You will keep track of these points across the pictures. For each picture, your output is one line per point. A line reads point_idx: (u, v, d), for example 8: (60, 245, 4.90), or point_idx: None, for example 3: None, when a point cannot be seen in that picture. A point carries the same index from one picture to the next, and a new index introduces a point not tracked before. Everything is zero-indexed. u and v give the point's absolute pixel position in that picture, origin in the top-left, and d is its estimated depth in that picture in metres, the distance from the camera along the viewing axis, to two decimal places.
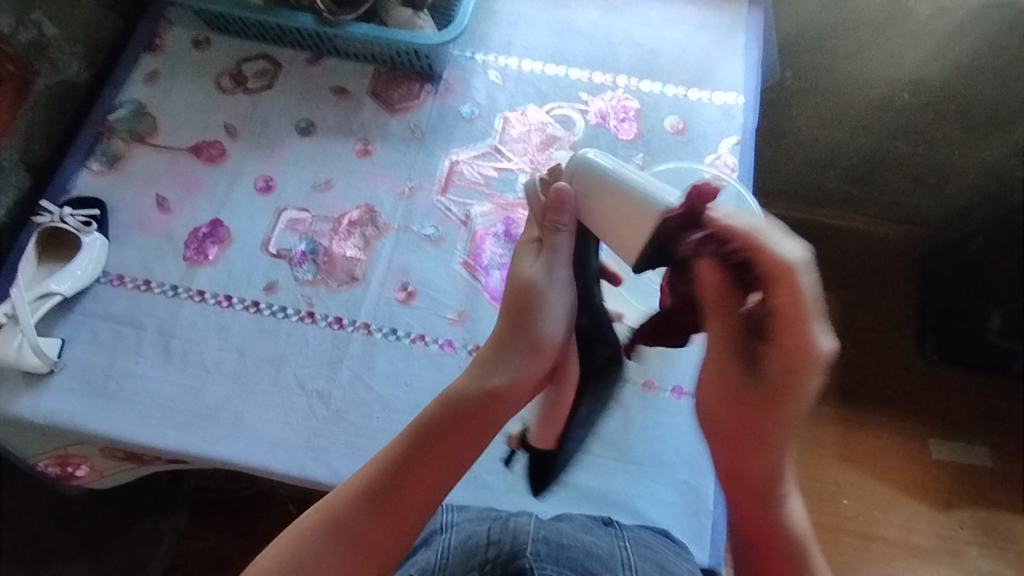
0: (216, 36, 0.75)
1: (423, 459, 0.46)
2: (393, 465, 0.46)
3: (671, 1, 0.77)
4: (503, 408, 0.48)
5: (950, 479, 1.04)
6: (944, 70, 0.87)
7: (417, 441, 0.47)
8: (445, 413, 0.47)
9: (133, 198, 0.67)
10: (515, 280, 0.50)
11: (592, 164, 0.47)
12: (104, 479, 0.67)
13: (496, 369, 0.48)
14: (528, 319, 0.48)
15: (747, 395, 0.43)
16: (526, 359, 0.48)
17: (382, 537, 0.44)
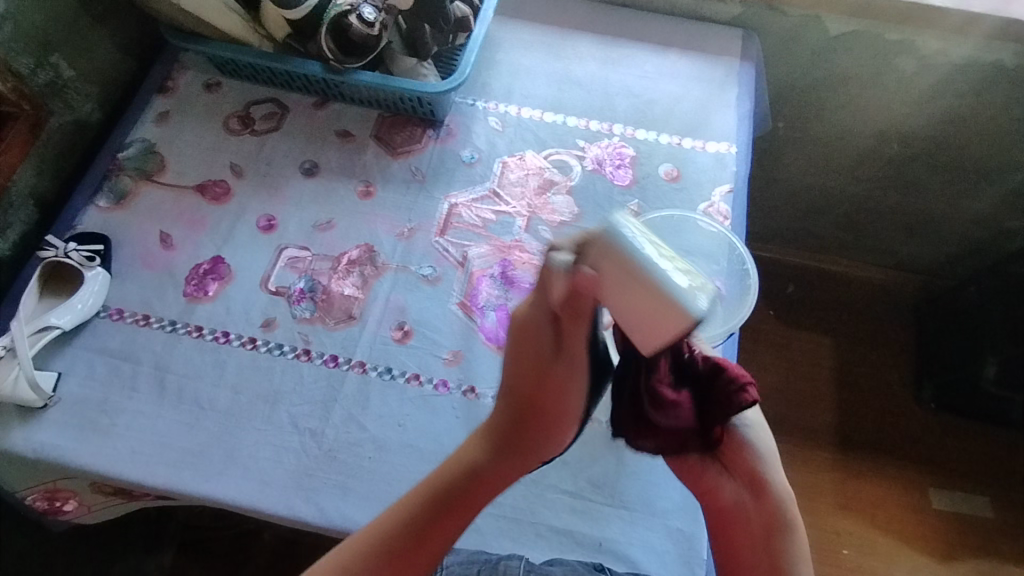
0: (226, 80, 0.78)
1: (442, 519, 0.50)
2: (412, 521, 0.49)
3: (665, 55, 0.80)
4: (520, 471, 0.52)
5: (951, 529, 1.02)
6: (931, 124, 0.90)
7: (438, 504, 0.50)
8: (473, 484, 0.51)
9: (137, 234, 0.69)
10: (538, 367, 0.49)
11: (619, 237, 0.41)
12: (91, 515, 0.66)
13: (520, 453, 0.52)
14: (551, 403, 0.50)
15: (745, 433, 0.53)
16: (541, 444, 0.52)
17: None
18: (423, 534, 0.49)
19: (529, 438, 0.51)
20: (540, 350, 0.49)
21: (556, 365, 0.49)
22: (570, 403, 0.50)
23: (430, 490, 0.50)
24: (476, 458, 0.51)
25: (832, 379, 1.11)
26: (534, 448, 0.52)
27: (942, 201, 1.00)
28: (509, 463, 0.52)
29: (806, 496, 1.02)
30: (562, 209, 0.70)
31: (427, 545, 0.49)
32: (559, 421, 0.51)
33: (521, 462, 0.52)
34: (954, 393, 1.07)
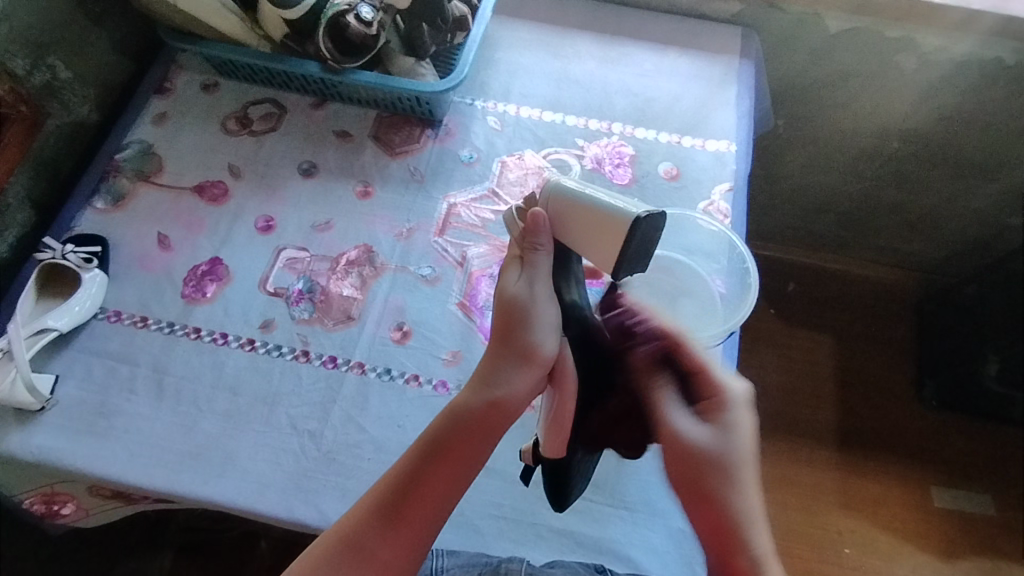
0: (224, 81, 0.78)
1: (431, 470, 0.47)
2: (404, 478, 0.47)
3: (664, 53, 0.80)
4: (510, 414, 0.48)
5: (953, 528, 1.02)
6: (930, 122, 0.89)
7: (424, 454, 0.48)
8: (459, 436, 0.48)
9: (135, 235, 0.69)
10: (501, 299, 0.49)
11: (562, 187, 0.50)
12: (89, 519, 0.65)
13: (508, 401, 0.48)
14: (519, 328, 0.48)
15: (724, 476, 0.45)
16: (529, 390, 0.48)
17: (394, 554, 0.46)
18: (415, 492, 0.47)
19: (514, 375, 0.48)
20: (514, 295, 0.49)
21: (529, 306, 0.48)
22: (550, 343, 0.48)
23: (419, 442, 0.48)
24: (460, 399, 0.49)
25: (834, 377, 1.11)
26: (517, 384, 0.48)
27: (944, 198, 0.99)
28: (496, 409, 0.48)
29: (808, 495, 1.02)
30: None
31: (415, 502, 0.47)
32: (541, 366, 0.48)
33: (511, 405, 0.48)
34: (954, 389, 1.07)
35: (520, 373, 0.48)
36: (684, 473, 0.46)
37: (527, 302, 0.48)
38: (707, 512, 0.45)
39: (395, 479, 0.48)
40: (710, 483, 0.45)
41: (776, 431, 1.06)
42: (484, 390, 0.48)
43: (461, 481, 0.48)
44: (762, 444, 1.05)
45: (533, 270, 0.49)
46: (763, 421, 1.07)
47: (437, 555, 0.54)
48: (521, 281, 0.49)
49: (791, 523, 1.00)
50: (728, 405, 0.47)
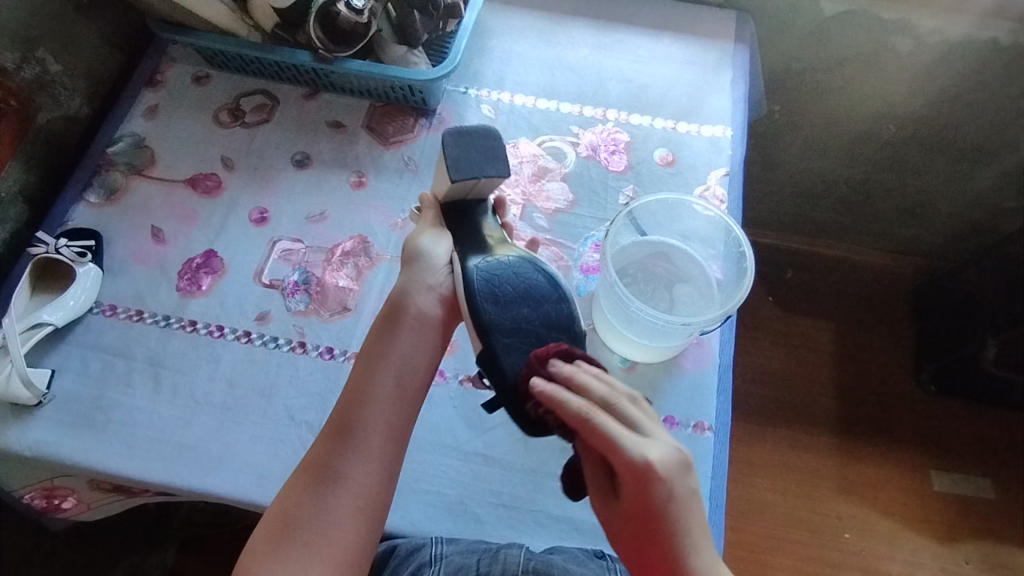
0: (215, 72, 0.77)
1: (367, 376, 0.52)
2: (348, 392, 0.52)
3: (659, 38, 0.80)
4: (422, 316, 0.53)
5: (953, 510, 1.02)
6: (927, 105, 0.89)
7: (361, 364, 0.53)
8: (389, 345, 0.53)
9: (129, 229, 0.68)
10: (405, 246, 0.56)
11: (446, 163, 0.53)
12: (90, 512, 0.65)
13: (414, 306, 0.53)
14: (411, 249, 0.55)
15: (652, 528, 0.44)
16: (428, 297, 0.53)
17: (349, 465, 0.49)
18: (356, 403, 0.51)
19: (419, 285, 0.53)
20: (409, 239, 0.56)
21: (416, 237, 0.55)
22: (435, 255, 0.53)
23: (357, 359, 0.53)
24: (381, 318, 0.54)
25: (832, 363, 1.11)
26: (421, 291, 0.53)
27: (942, 180, 0.99)
28: (409, 314, 0.53)
29: (807, 480, 1.02)
30: (557, 196, 0.70)
31: (356, 408, 0.51)
32: (432, 278, 0.53)
33: (420, 308, 0.53)
34: (954, 375, 1.06)
35: (419, 282, 0.53)
36: (620, 539, 0.46)
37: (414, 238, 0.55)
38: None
39: (344, 399, 0.51)
40: (648, 568, 0.45)
41: (774, 416, 1.06)
42: (394, 303, 0.54)
43: (397, 387, 0.52)
44: (761, 431, 1.05)
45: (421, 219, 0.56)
46: (763, 407, 1.07)
47: (438, 540, 0.54)
48: (416, 226, 0.56)
49: (791, 508, 1.00)
50: (640, 484, 0.43)
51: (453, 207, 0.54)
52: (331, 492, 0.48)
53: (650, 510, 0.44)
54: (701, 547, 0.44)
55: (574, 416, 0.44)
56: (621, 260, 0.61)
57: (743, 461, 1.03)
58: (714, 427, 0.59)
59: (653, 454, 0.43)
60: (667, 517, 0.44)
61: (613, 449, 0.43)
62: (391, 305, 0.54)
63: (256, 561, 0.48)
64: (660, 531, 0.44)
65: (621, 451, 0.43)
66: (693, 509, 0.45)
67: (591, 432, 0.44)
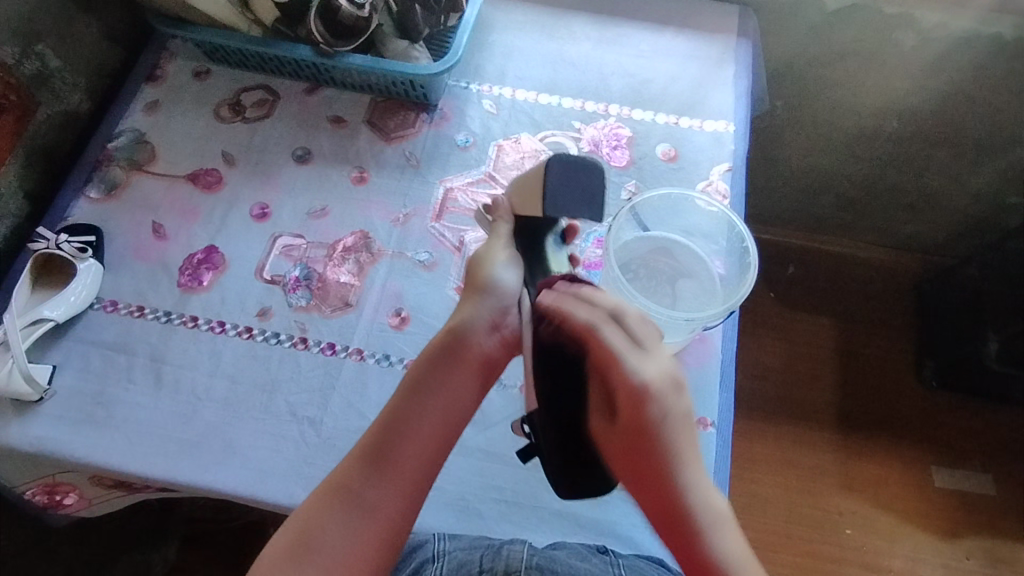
0: (216, 67, 0.77)
1: (417, 406, 0.50)
2: (392, 417, 0.50)
3: (661, 33, 0.79)
4: (479, 351, 0.51)
5: (954, 506, 1.02)
6: (930, 100, 0.89)
7: (409, 390, 0.50)
8: (441, 376, 0.51)
9: (130, 224, 0.68)
10: (473, 259, 0.54)
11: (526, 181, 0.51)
12: (92, 508, 0.65)
13: (473, 342, 0.51)
14: (478, 273, 0.52)
15: (654, 442, 0.46)
16: (488, 334, 0.51)
17: (382, 495, 0.47)
18: (402, 433, 0.49)
19: (485, 319, 0.51)
20: (475, 254, 0.54)
21: (484, 257, 0.52)
22: (507, 290, 0.50)
23: (405, 383, 0.51)
24: (436, 343, 0.52)
25: (833, 359, 1.11)
26: (485, 326, 0.51)
27: (944, 176, 0.98)
28: (469, 348, 0.51)
29: (808, 476, 1.02)
30: None
31: (401, 439, 0.49)
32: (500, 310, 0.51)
33: (481, 344, 0.51)
34: (954, 371, 1.07)
35: (483, 314, 0.51)
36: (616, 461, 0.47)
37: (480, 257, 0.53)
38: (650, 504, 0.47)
39: (386, 422, 0.49)
40: (643, 487, 0.47)
41: (776, 412, 1.06)
42: (455, 333, 0.51)
43: (446, 423, 0.50)
44: (762, 427, 1.05)
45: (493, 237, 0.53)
46: (764, 403, 1.07)
47: (439, 536, 0.53)
48: (487, 243, 0.54)
49: (792, 504, 1.00)
50: (638, 400, 0.45)
51: (528, 228, 0.52)
52: (355, 520, 0.47)
53: (649, 426, 0.46)
54: (695, 467, 0.47)
55: (579, 330, 0.46)
56: (624, 255, 0.61)
57: (744, 456, 1.03)
58: (716, 422, 0.58)
59: (650, 375, 0.46)
60: (668, 428, 0.46)
61: (613, 363, 0.46)
62: (449, 333, 0.51)
63: (263, 573, 0.46)
64: (654, 451, 0.46)
65: (623, 366, 0.46)
66: (682, 428, 0.47)
67: (596, 349, 0.46)
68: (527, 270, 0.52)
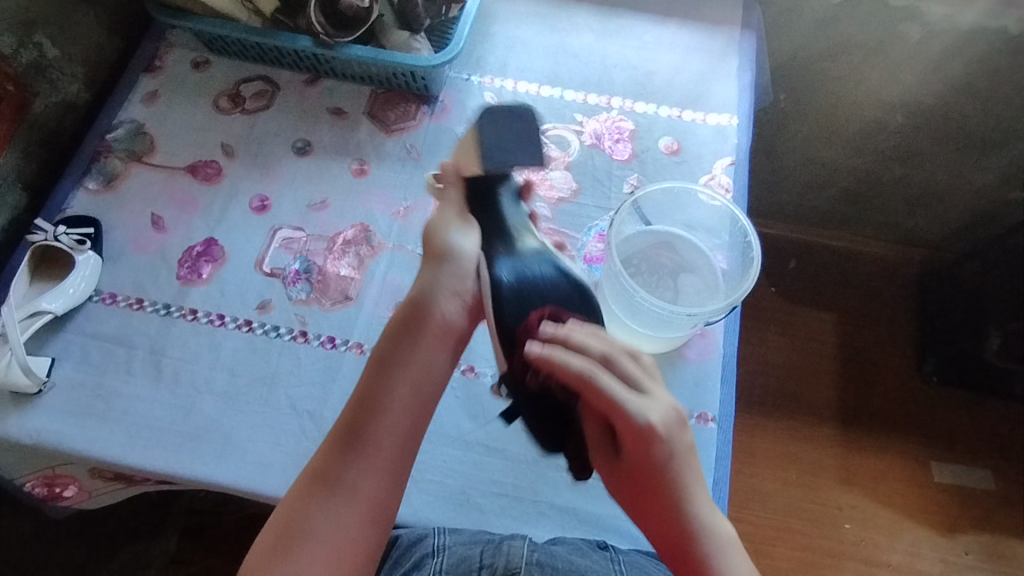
0: (215, 58, 0.76)
1: (384, 382, 0.51)
2: (360, 395, 0.51)
3: (664, 25, 0.78)
4: (440, 321, 0.53)
5: (954, 502, 1.02)
6: (935, 94, 0.88)
7: (375, 368, 0.52)
8: (404, 350, 0.53)
9: (128, 215, 0.68)
10: (429, 232, 0.56)
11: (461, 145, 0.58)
12: (91, 500, 0.65)
13: (435, 311, 0.54)
14: (431, 247, 0.55)
15: (660, 479, 0.49)
16: (452, 300, 0.54)
17: (363, 472, 0.49)
18: (372, 407, 0.50)
19: (441, 291, 0.53)
20: (432, 223, 0.57)
21: (438, 231, 0.55)
22: (465, 254, 0.53)
23: (371, 363, 0.53)
24: (398, 320, 0.54)
25: (834, 354, 1.11)
26: (442, 297, 0.54)
27: (948, 171, 0.98)
28: (430, 320, 0.53)
29: (808, 470, 1.02)
30: (560, 184, 0.69)
31: (372, 415, 0.50)
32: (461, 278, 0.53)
33: (440, 316, 0.54)
34: (954, 364, 1.07)
35: (442, 287, 0.54)
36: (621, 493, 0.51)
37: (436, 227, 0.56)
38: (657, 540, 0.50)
39: (356, 402, 0.51)
40: (646, 514, 0.50)
41: (776, 407, 1.06)
42: (418, 303, 0.54)
43: (417, 396, 0.52)
44: (762, 421, 1.05)
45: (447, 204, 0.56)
46: (765, 397, 1.07)
47: (439, 530, 0.54)
48: (440, 209, 0.57)
49: (792, 499, 1.00)
50: (642, 441, 0.48)
51: (475, 187, 0.55)
52: (337, 502, 0.48)
53: (656, 463, 0.48)
54: (699, 489, 0.50)
55: (575, 377, 0.48)
56: (626, 248, 0.61)
57: (744, 451, 1.03)
58: (717, 417, 0.58)
59: (653, 416, 0.48)
60: (673, 462, 0.49)
61: (615, 410, 0.48)
62: (413, 305, 0.54)
63: (253, 567, 0.47)
64: (660, 482, 0.49)
65: (625, 409, 0.48)
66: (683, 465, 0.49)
67: (596, 394, 0.48)
68: (484, 234, 0.54)
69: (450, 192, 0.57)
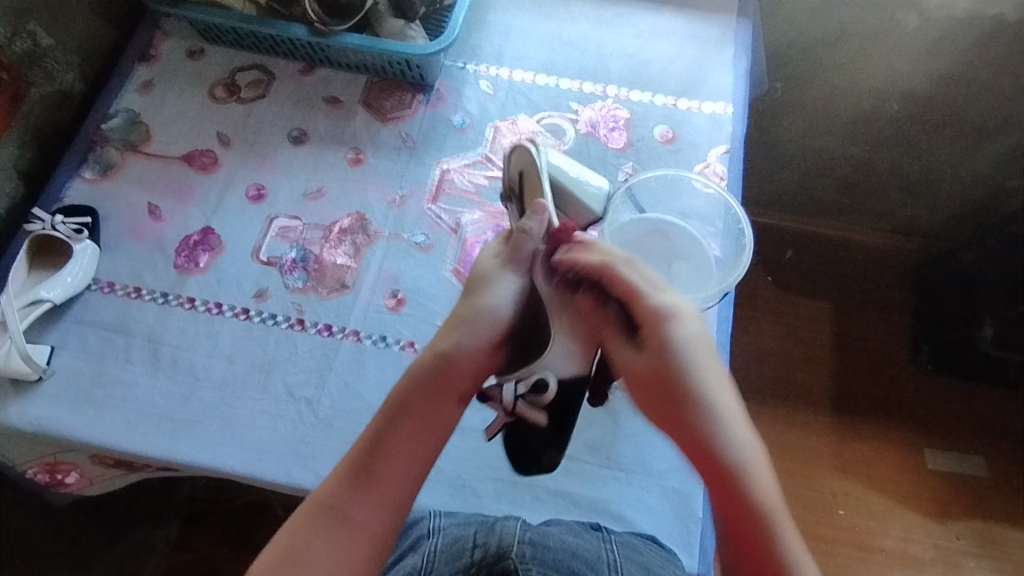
0: (210, 47, 0.76)
1: (398, 430, 0.46)
2: (370, 439, 0.47)
3: (660, 13, 0.78)
4: (464, 377, 0.48)
5: (946, 488, 1.03)
6: (931, 82, 0.88)
7: (389, 415, 0.47)
8: (419, 398, 0.47)
9: (125, 205, 0.68)
10: (476, 268, 0.53)
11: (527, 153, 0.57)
12: (93, 486, 0.66)
13: (461, 364, 0.48)
14: (475, 292, 0.51)
15: (685, 366, 0.44)
16: (481, 356, 0.48)
17: (366, 515, 0.45)
18: (381, 453, 0.46)
19: (475, 349, 0.48)
20: (486, 269, 0.52)
21: (492, 279, 0.51)
22: None
23: (385, 406, 0.48)
24: (421, 364, 0.49)
25: (830, 342, 1.11)
26: (474, 356, 0.48)
27: (943, 160, 0.98)
28: (457, 374, 0.48)
29: (803, 457, 1.03)
30: None
31: (384, 461, 0.46)
32: (497, 333, 0.49)
33: (468, 374, 0.48)
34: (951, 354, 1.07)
35: (475, 341, 0.48)
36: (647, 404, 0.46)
37: (511, 270, 0.51)
38: (691, 451, 0.43)
39: (364, 442, 0.47)
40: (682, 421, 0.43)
41: (771, 395, 1.07)
42: (445, 358, 0.48)
43: (432, 446, 0.47)
44: (759, 409, 1.06)
45: (516, 254, 0.51)
46: (760, 385, 1.08)
47: (435, 514, 0.54)
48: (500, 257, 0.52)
49: (786, 485, 1.01)
50: (659, 325, 0.45)
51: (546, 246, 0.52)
52: (338, 538, 0.44)
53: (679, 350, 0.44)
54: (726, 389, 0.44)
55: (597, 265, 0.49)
56: (620, 237, 0.61)
57: None
58: None
59: (669, 300, 0.47)
60: (699, 350, 0.45)
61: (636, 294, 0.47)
62: (436, 356, 0.48)
63: None
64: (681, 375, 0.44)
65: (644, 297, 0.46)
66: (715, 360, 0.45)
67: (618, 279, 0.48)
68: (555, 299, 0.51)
69: (523, 242, 0.51)
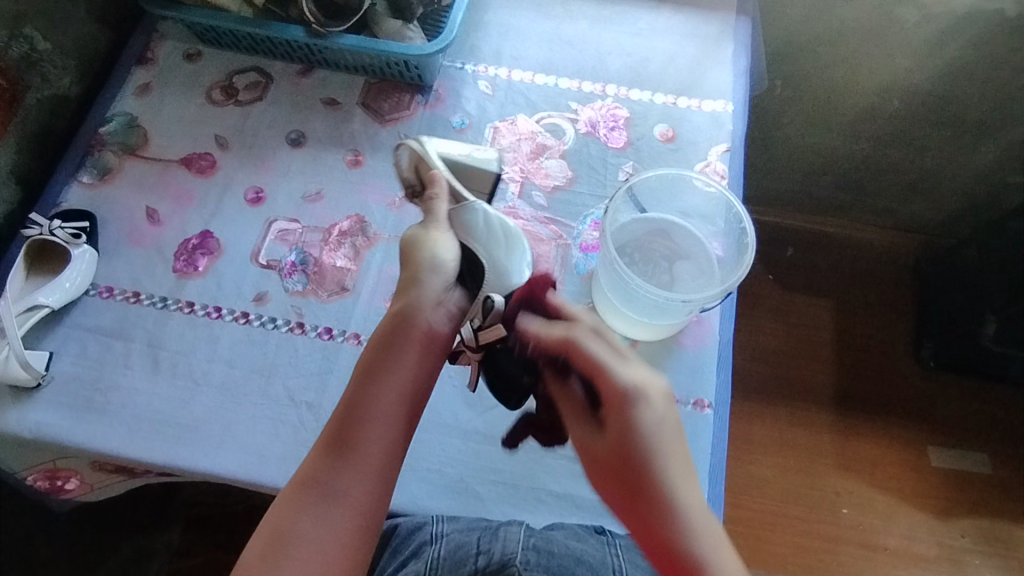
0: (207, 49, 0.76)
1: (371, 392, 0.47)
2: (346, 403, 0.47)
3: (658, 11, 0.78)
4: (427, 332, 0.49)
5: (950, 485, 1.03)
6: (931, 78, 0.88)
7: (361, 380, 0.48)
8: (386, 357, 0.48)
9: (123, 209, 0.68)
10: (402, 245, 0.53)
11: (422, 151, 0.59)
12: (94, 492, 0.66)
13: (416, 318, 0.49)
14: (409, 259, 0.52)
15: (649, 451, 0.43)
16: (432, 307, 0.49)
17: (353, 483, 0.45)
18: (359, 415, 0.46)
19: (425, 303, 0.49)
20: (410, 237, 0.52)
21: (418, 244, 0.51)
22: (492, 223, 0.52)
23: (354, 372, 0.49)
24: (384, 328, 0.50)
25: (832, 340, 1.11)
26: (426, 311, 0.49)
27: (943, 156, 0.98)
28: (418, 331, 0.49)
29: (805, 456, 1.03)
30: (556, 172, 0.69)
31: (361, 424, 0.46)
32: (443, 281, 0.50)
33: (430, 328, 0.49)
34: (952, 350, 1.07)
35: (424, 299, 0.49)
36: (605, 482, 0.45)
37: (436, 228, 0.52)
38: (643, 530, 0.43)
39: (341, 407, 0.47)
40: (641, 506, 0.43)
41: (773, 393, 1.07)
42: (401, 318, 0.49)
43: (407, 402, 0.48)
44: (760, 408, 1.06)
45: (432, 217, 0.53)
46: (762, 384, 1.07)
47: (438, 518, 0.54)
48: (416, 228, 0.53)
49: (789, 485, 1.01)
50: (624, 404, 0.44)
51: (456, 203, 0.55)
52: (328, 510, 0.44)
53: (641, 433, 0.43)
54: (690, 474, 0.44)
55: (558, 339, 0.47)
56: (621, 236, 0.61)
57: (743, 438, 1.04)
58: (714, 403, 0.59)
59: (637, 376, 0.45)
60: (668, 432, 0.44)
61: (597, 372, 0.45)
62: (395, 318, 0.49)
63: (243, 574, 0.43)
64: (641, 459, 0.43)
65: (607, 373, 0.45)
66: (681, 441, 0.45)
67: (578, 352, 0.46)
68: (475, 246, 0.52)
69: (433, 209, 0.53)
